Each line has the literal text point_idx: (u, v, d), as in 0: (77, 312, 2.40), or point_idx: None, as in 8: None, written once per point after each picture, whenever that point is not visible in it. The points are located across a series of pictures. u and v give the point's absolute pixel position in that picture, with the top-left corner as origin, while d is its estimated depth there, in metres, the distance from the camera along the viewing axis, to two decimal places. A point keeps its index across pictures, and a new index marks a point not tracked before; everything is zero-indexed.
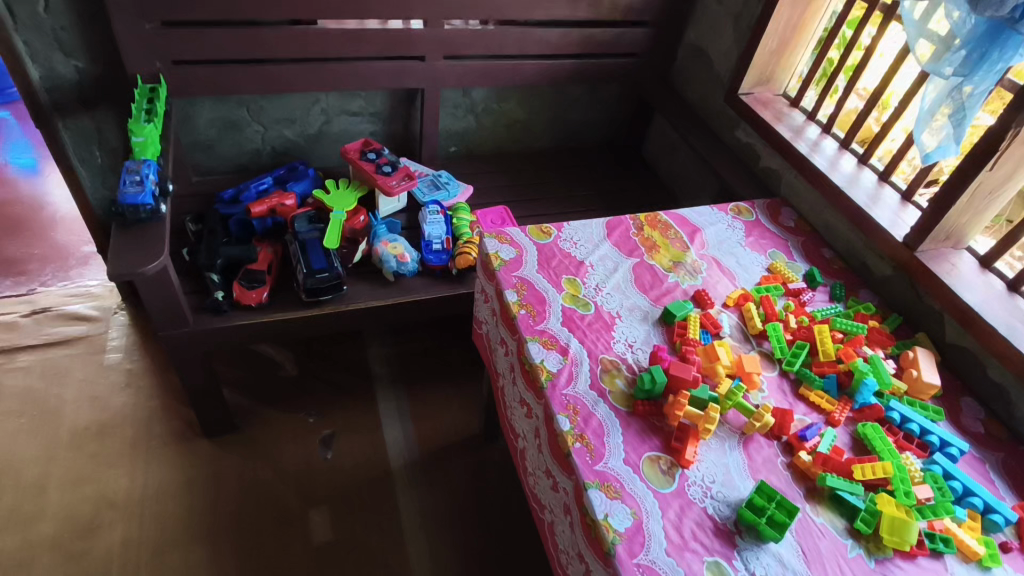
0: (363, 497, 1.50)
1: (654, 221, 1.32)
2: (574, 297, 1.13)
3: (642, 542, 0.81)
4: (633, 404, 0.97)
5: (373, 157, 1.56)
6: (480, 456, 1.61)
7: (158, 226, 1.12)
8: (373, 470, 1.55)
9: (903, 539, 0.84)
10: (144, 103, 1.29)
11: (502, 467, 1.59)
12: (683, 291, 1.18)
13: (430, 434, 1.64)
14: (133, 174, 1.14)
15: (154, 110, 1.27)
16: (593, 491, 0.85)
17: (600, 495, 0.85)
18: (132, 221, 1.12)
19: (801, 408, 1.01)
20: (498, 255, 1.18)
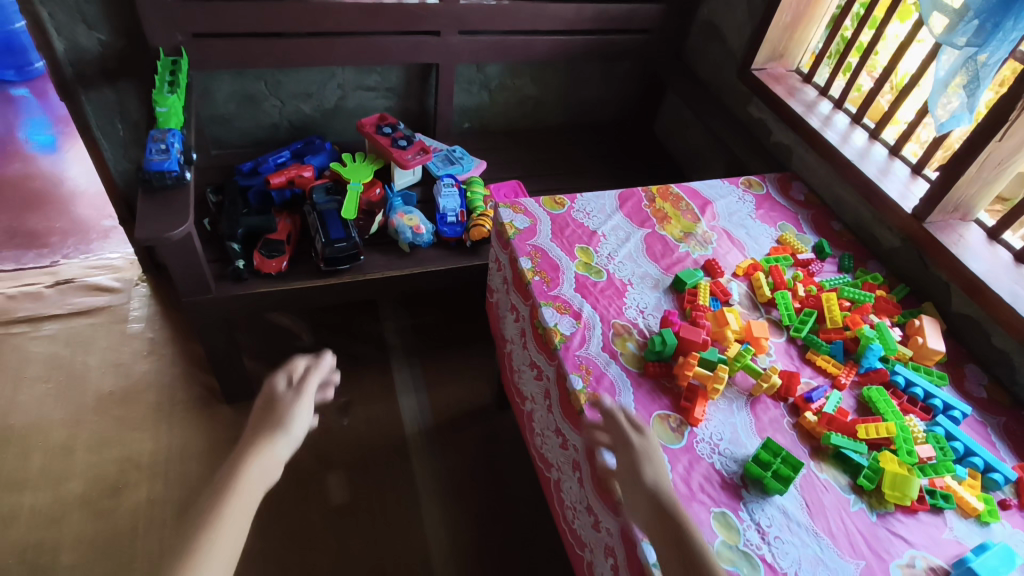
0: (379, 463, 1.54)
1: (664, 193, 1.34)
2: (587, 265, 1.16)
3: (652, 467, 0.83)
4: (644, 365, 1.00)
5: (388, 130, 1.59)
6: (494, 425, 1.65)
7: (183, 192, 1.16)
8: (389, 436, 1.59)
9: (904, 494, 0.87)
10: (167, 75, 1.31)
11: (515, 437, 1.63)
12: (694, 260, 1.20)
13: (444, 404, 1.68)
14: (157, 141, 1.17)
15: (177, 81, 1.30)
16: (604, 445, 0.89)
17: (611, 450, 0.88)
18: (158, 187, 1.15)
19: (807, 372, 1.04)
20: (513, 224, 1.21)
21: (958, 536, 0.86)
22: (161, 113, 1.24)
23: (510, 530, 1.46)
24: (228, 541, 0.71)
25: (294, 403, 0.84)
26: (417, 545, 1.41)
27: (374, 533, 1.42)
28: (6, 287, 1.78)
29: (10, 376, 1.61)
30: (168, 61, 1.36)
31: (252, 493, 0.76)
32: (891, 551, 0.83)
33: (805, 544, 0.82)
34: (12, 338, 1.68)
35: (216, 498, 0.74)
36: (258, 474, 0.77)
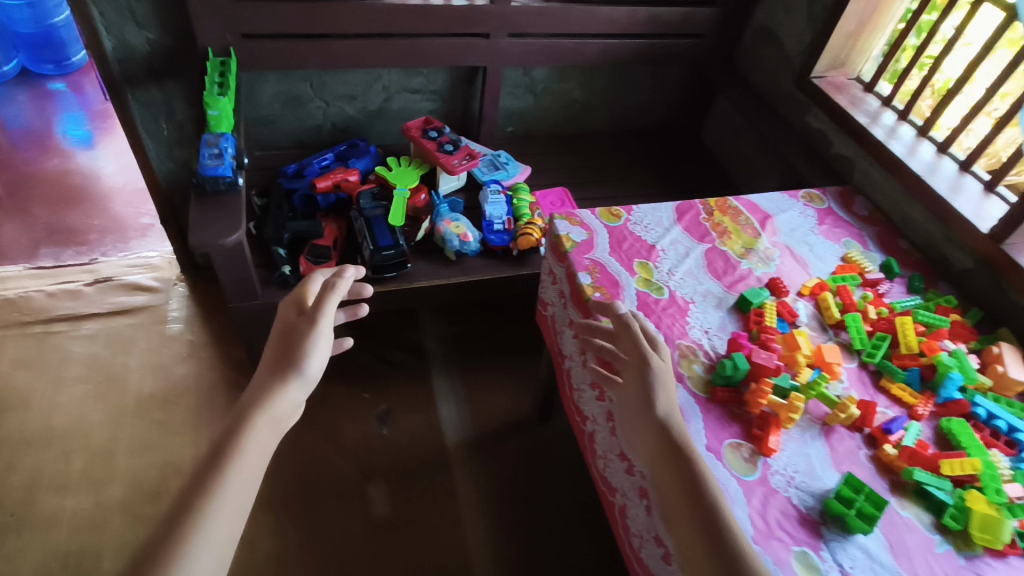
0: (419, 474, 1.52)
1: (722, 205, 1.29)
2: (648, 281, 1.12)
3: (665, 397, 0.86)
4: (712, 390, 0.96)
5: (434, 134, 1.55)
6: (534, 437, 1.62)
7: (236, 198, 1.13)
8: (428, 446, 1.57)
9: (993, 535, 0.82)
10: (218, 76, 1.29)
11: (556, 450, 1.60)
12: (757, 278, 1.16)
13: (483, 414, 1.65)
14: (210, 145, 1.14)
15: (228, 83, 1.28)
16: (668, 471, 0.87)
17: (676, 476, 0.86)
18: (211, 192, 1.13)
19: (882, 401, 0.99)
20: (569, 237, 1.17)
21: None
22: (212, 116, 1.21)
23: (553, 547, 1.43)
24: (247, 476, 0.70)
25: (311, 333, 0.83)
26: (459, 561, 1.38)
27: (415, 547, 1.39)
28: (47, 285, 1.78)
29: (52, 375, 1.60)
30: (218, 61, 1.33)
31: (269, 429, 0.75)
32: None
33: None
34: (52, 337, 1.68)
35: (231, 436, 0.72)
36: (273, 415, 0.76)
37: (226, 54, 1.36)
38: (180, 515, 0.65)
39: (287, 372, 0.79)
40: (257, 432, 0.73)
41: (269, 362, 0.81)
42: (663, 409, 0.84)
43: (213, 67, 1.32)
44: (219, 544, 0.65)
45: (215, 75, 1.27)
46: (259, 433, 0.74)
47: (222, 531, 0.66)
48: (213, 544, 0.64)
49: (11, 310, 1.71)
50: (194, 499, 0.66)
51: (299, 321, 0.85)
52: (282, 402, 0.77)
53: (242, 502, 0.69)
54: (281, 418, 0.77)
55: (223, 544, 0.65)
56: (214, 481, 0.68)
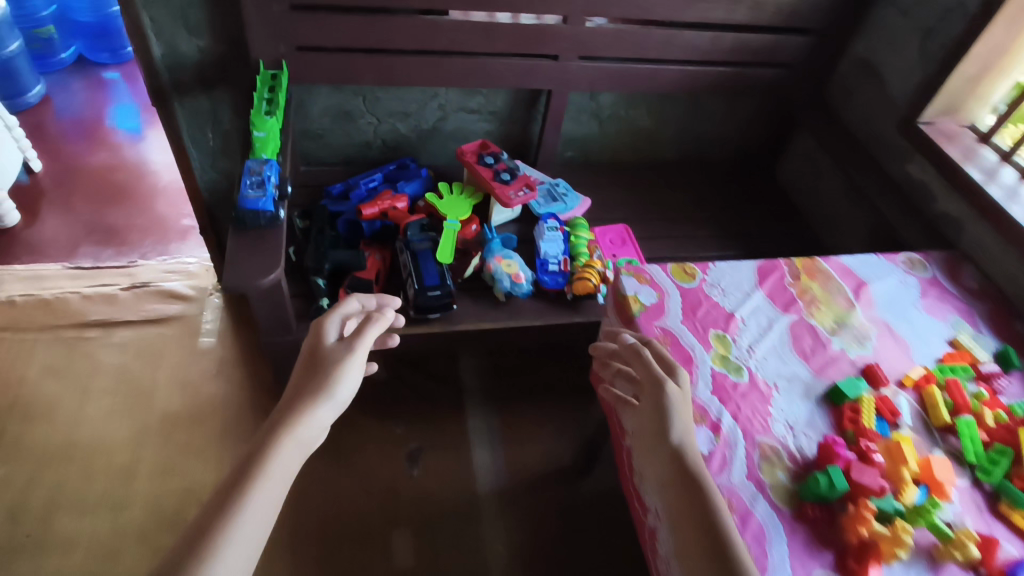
0: (449, 523, 1.42)
1: (811, 268, 1.14)
2: (725, 358, 0.98)
3: (682, 426, 0.83)
4: (799, 505, 0.82)
5: (490, 161, 1.44)
6: (574, 492, 1.50)
7: (277, 233, 1.04)
8: (461, 492, 1.47)
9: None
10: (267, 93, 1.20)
11: (597, 508, 1.48)
12: (851, 361, 1.01)
13: (521, 461, 1.54)
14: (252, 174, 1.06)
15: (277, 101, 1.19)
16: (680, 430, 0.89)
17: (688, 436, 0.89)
18: (251, 226, 1.04)
19: (1002, 532, 0.84)
20: (637, 298, 1.04)
21: None
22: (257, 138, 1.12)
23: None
24: (270, 495, 0.71)
25: (345, 359, 0.82)
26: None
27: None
28: (84, 287, 1.74)
29: (81, 385, 1.56)
30: (268, 75, 1.24)
31: (294, 451, 0.75)
32: None
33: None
34: (84, 343, 1.63)
35: (252, 459, 0.72)
36: (301, 435, 0.76)
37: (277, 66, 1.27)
38: (199, 535, 0.66)
39: (311, 396, 0.79)
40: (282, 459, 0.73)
41: (298, 387, 0.80)
42: (677, 436, 0.81)
43: (263, 82, 1.23)
44: (239, 563, 0.66)
45: (264, 91, 1.18)
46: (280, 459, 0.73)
47: (238, 551, 0.66)
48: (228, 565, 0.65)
49: (46, 311, 1.67)
50: (211, 519, 0.67)
51: (335, 347, 0.84)
52: (308, 426, 0.77)
53: (258, 526, 0.69)
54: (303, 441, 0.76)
55: (241, 565, 0.66)
56: (234, 503, 0.68)
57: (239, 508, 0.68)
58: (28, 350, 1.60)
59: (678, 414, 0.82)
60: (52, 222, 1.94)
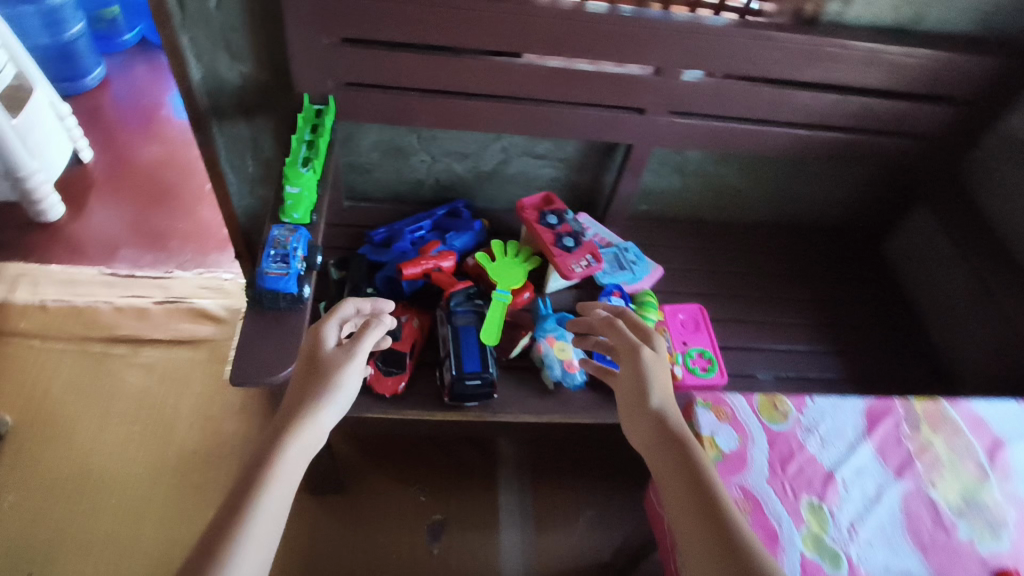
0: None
1: (938, 420, 0.92)
2: (818, 539, 0.79)
3: (661, 390, 0.89)
4: None
5: (553, 220, 1.27)
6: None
7: (299, 318, 0.90)
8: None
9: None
10: (306, 141, 1.06)
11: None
12: (981, 560, 0.80)
13: (551, 552, 1.38)
14: (276, 248, 0.93)
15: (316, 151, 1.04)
16: (702, 409, 0.89)
17: (709, 415, 0.88)
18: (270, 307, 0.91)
19: None
20: (714, 441, 0.86)
21: None
22: (290, 197, 0.99)
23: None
24: (280, 497, 0.70)
25: (345, 359, 0.83)
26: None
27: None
28: (117, 297, 1.66)
29: (101, 408, 1.49)
30: (310, 118, 1.10)
31: (297, 456, 0.75)
32: None
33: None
34: (110, 360, 1.56)
35: (260, 465, 0.72)
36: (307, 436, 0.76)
37: (321, 106, 1.13)
38: (233, 506, 0.68)
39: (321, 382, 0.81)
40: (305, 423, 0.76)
41: (299, 391, 0.80)
42: (657, 400, 0.87)
43: (304, 126, 1.09)
44: (256, 564, 0.65)
45: (302, 141, 1.05)
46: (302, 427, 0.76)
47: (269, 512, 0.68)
48: (261, 526, 0.67)
49: (76, 321, 1.61)
50: (236, 504, 0.68)
51: (334, 352, 0.84)
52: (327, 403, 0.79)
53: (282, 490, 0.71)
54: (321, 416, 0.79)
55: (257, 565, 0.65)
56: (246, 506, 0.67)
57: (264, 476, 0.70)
58: (54, 363, 1.54)
59: (653, 379, 0.88)
60: (95, 219, 1.88)
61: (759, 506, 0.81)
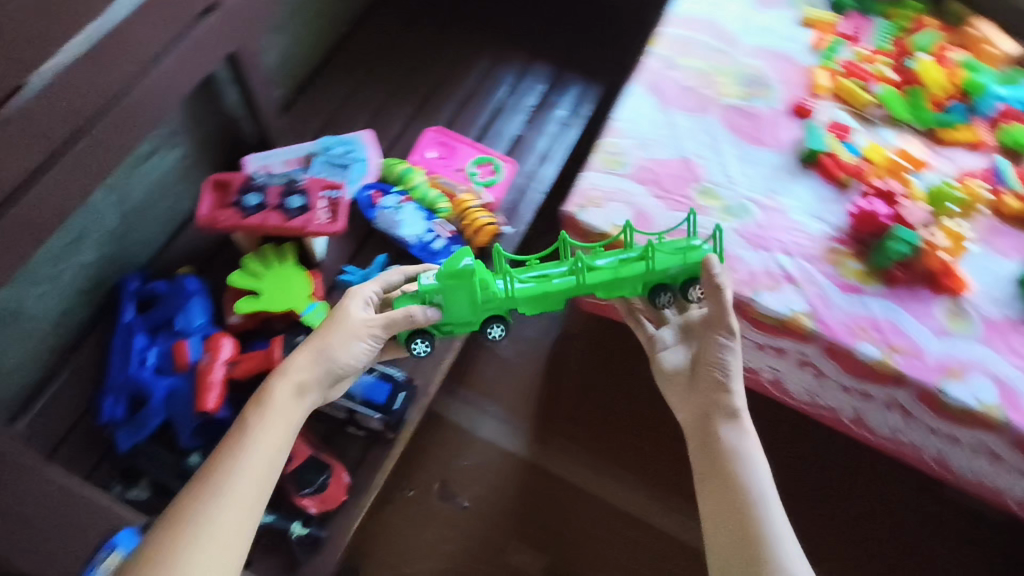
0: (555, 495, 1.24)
1: (727, 40, 1.04)
2: (726, 208, 0.89)
3: (737, 374, 0.73)
4: (886, 276, 0.85)
5: (255, 200, 0.98)
6: (611, 363, 1.37)
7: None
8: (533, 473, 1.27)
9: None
10: (597, 267, 0.74)
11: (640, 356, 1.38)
12: (783, 113, 0.98)
13: (546, 392, 1.35)
14: None
15: (558, 298, 0.75)
16: (633, 233, 0.86)
17: (646, 225, 0.87)
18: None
19: (955, 154, 0.97)
20: (618, 226, 0.86)
21: None
22: (425, 290, 0.74)
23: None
24: (262, 461, 0.64)
25: (359, 331, 0.74)
26: (683, 539, 1.21)
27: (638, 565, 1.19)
28: None
29: None
30: (678, 259, 0.75)
31: (279, 422, 0.67)
32: None
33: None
34: None
35: (236, 434, 0.66)
36: (288, 401, 0.69)
37: (695, 276, 0.77)
38: (221, 449, 0.65)
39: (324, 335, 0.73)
40: (314, 360, 0.71)
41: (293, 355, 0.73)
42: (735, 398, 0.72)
43: (631, 246, 0.77)
44: (232, 520, 0.60)
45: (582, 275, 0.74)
46: (298, 365, 0.71)
47: (248, 470, 0.63)
48: (237, 487, 0.62)
49: None
50: (214, 464, 0.63)
51: (354, 316, 0.75)
52: (340, 355, 0.73)
53: (265, 469, 0.64)
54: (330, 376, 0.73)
55: (236, 521, 0.61)
56: (226, 466, 0.63)
57: (251, 427, 0.66)
58: None
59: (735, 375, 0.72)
60: None
61: None
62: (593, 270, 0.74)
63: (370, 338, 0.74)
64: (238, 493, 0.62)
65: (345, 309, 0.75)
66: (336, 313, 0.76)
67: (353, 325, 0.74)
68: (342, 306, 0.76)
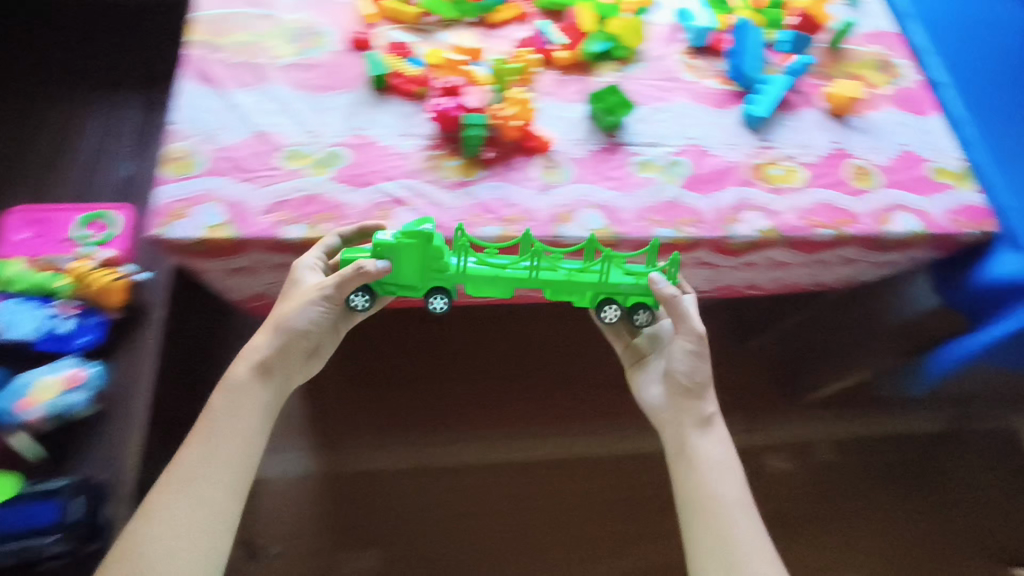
0: (366, 493, 1.19)
1: (263, 3, 1.03)
2: (317, 164, 0.88)
3: (707, 386, 0.85)
4: (482, 161, 0.92)
5: None
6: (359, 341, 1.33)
7: None
8: (332, 485, 1.19)
9: (770, 37, 1.16)
10: (552, 268, 0.83)
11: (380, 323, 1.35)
12: (342, 53, 0.99)
13: (307, 405, 1.25)
14: None
15: (506, 286, 0.82)
16: (231, 225, 0.82)
17: (241, 214, 0.83)
18: None
19: (505, 31, 1.06)
20: (210, 227, 0.81)
21: (659, 21, 1.14)
22: (379, 245, 0.77)
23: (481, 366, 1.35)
24: (222, 463, 0.74)
25: (309, 300, 0.79)
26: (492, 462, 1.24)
27: (471, 508, 1.20)
28: None
29: None
30: (628, 276, 0.84)
31: (237, 425, 0.76)
32: (671, 68, 1.09)
33: (788, 126, 1.06)
34: None
35: (200, 436, 0.75)
36: (241, 402, 0.78)
37: (641, 303, 0.86)
38: (186, 449, 0.74)
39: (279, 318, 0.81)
40: (262, 351, 0.80)
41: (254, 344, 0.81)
42: (707, 405, 0.84)
43: (586, 261, 0.85)
44: (189, 528, 0.70)
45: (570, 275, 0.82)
46: (250, 357, 0.80)
47: (208, 474, 0.73)
48: (196, 493, 0.71)
49: None
50: (177, 468, 0.73)
51: (304, 286, 0.80)
52: (292, 325, 0.80)
53: (241, 464, 0.75)
54: (295, 348, 0.82)
55: (196, 527, 0.70)
56: (186, 471, 0.72)
57: (210, 428, 0.75)
58: None
59: (705, 386, 0.85)
60: None
61: (326, 204, 0.85)
62: (549, 269, 0.83)
63: (321, 303, 0.79)
64: (196, 498, 0.71)
65: (295, 276, 0.81)
66: (290, 281, 0.82)
67: (303, 293, 0.80)
68: (294, 274, 0.82)
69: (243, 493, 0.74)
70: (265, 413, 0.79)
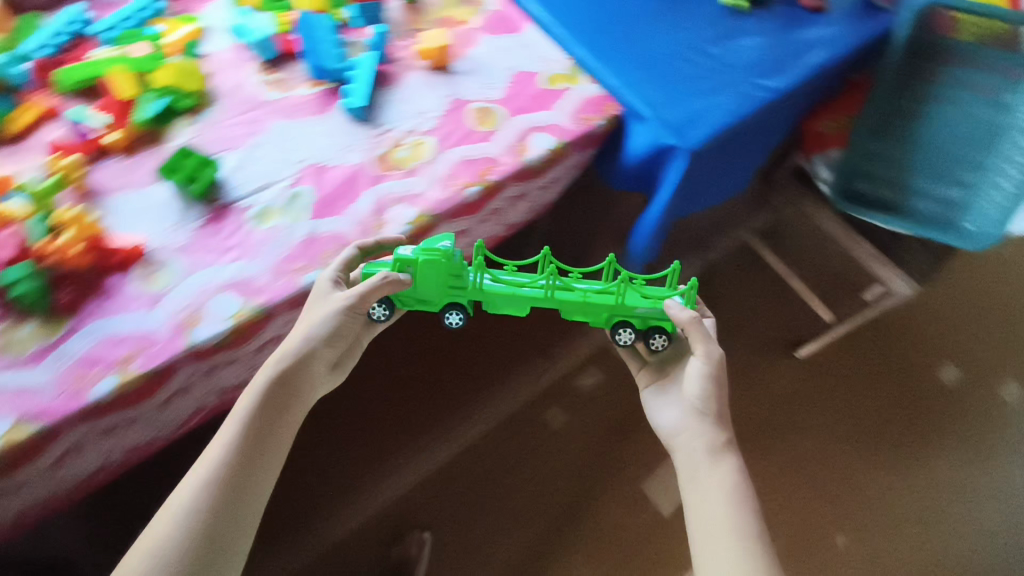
0: None
1: None
2: None
3: (720, 412, 0.86)
4: (61, 308, 0.76)
5: None
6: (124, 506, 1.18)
7: None
8: None
9: (340, 16, 1.09)
10: (566, 288, 0.85)
11: None
12: None
13: None
14: None
15: (523, 303, 0.85)
16: None
17: None
18: None
19: (31, 142, 0.90)
20: None
21: (216, 50, 1.02)
22: (401, 258, 0.81)
23: (291, 470, 1.42)
24: (242, 495, 0.69)
25: (333, 315, 0.77)
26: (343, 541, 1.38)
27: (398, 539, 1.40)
28: None
29: None
30: (646, 301, 0.87)
31: (262, 451, 0.73)
32: (250, 94, 0.98)
33: (397, 100, 1.02)
34: None
35: (225, 452, 0.71)
36: (268, 433, 0.74)
37: (659, 327, 0.87)
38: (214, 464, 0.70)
39: (304, 330, 0.77)
40: (282, 369, 0.76)
41: (277, 360, 0.77)
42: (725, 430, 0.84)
43: (605, 281, 0.88)
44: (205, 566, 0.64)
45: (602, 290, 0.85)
46: (274, 372, 0.76)
47: (233, 503, 0.69)
48: (218, 520, 0.67)
49: None
50: (204, 481, 0.69)
51: (332, 299, 0.78)
52: (313, 331, 0.77)
53: (255, 492, 0.70)
54: (316, 362, 0.79)
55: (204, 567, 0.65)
56: (212, 490, 0.68)
57: (244, 444, 0.72)
58: None
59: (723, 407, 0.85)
60: None
61: None
62: (565, 288, 0.85)
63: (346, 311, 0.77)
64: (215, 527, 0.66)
65: (324, 285, 0.79)
66: (318, 287, 0.80)
67: (327, 303, 0.77)
68: (321, 286, 0.80)
69: (233, 505, 0.68)
70: (279, 435, 0.75)
